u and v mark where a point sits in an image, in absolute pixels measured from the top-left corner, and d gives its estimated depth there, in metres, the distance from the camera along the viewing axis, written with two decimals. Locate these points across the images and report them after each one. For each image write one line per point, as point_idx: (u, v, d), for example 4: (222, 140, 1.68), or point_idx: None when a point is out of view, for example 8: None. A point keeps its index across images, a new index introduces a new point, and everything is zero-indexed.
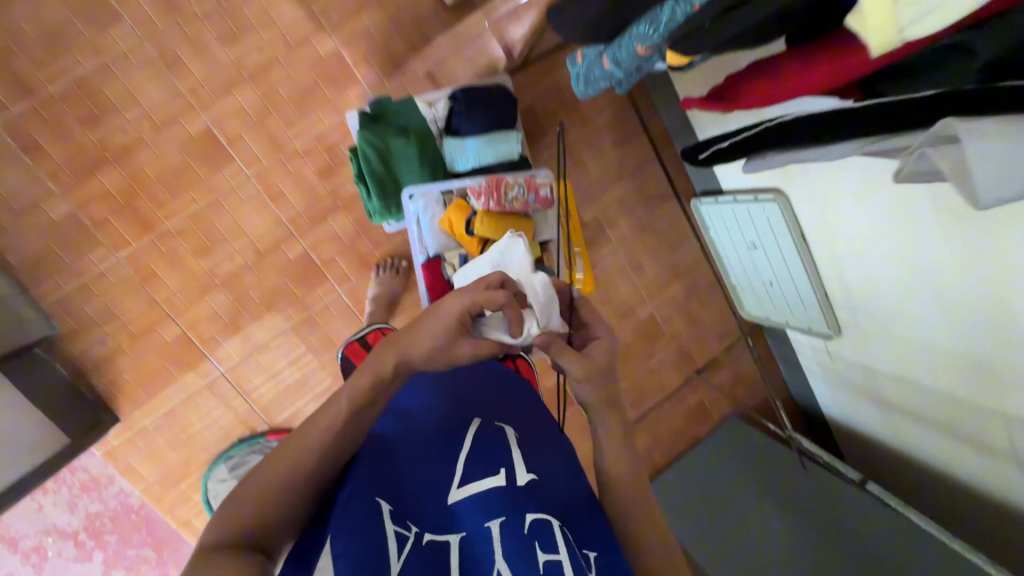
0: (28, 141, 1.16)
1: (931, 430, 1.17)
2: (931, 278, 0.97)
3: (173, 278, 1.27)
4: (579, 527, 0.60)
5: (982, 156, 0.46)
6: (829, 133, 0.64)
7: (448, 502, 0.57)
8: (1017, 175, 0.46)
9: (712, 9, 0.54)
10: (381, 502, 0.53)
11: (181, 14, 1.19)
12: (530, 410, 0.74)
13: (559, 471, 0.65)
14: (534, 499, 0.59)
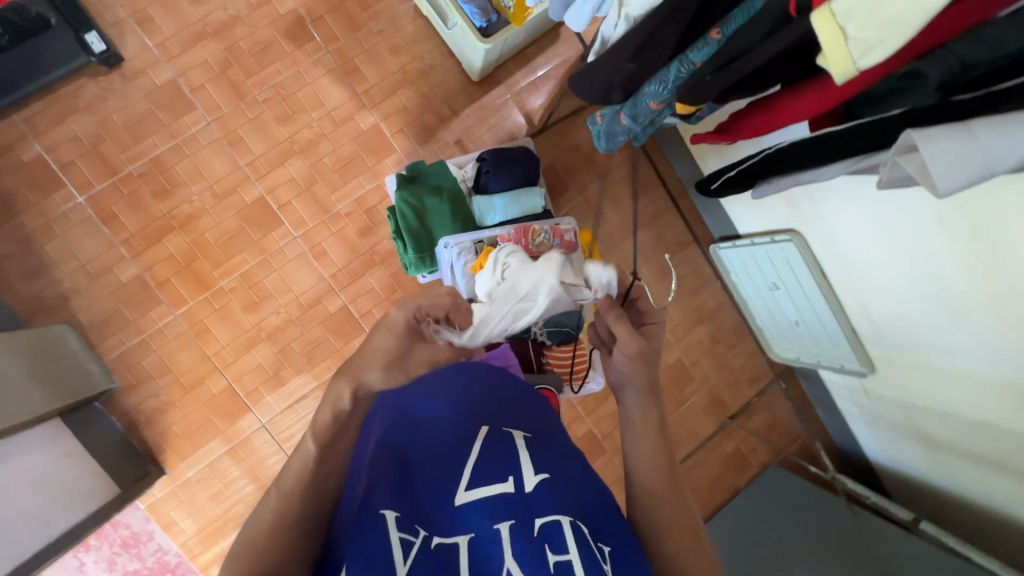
0: (108, 213, 1.32)
1: (982, 466, 1.12)
2: (954, 303, 0.98)
3: (223, 332, 1.36)
4: (596, 526, 0.61)
5: (930, 155, 0.49)
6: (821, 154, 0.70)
7: (456, 504, 0.60)
8: (968, 166, 0.48)
9: (710, 64, 0.63)
10: (387, 511, 0.57)
11: (245, 102, 1.37)
12: (544, 417, 0.75)
13: (570, 471, 0.65)
14: (543, 502, 0.60)
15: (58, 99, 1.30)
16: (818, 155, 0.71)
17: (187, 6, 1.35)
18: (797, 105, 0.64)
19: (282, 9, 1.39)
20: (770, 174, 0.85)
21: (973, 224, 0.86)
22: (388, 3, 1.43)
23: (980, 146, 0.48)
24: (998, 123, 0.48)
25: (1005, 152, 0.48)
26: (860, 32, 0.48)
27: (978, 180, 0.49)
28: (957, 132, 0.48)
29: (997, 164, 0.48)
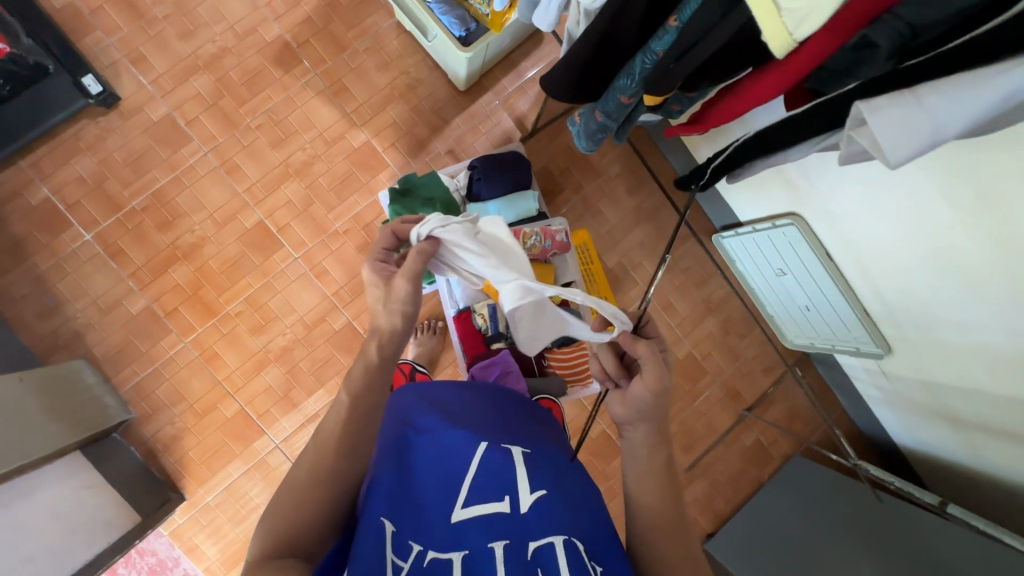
0: (115, 248, 1.35)
1: (1014, 443, 1.07)
2: (969, 275, 0.94)
3: (232, 356, 1.38)
4: (594, 544, 0.60)
5: (879, 119, 0.49)
6: (787, 135, 0.68)
7: (452, 520, 0.60)
8: (918, 129, 0.48)
9: (670, 54, 0.63)
10: (384, 522, 0.58)
11: (239, 130, 1.40)
12: (541, 433, 0.76)
13: (567, 490, 0.66)
14: (539, 522, 0.60)
15: (61, 142, 1.34)
16: (785, 138, 0.69)
17: (177, 41, 1.39)
18: (759, 87, 0.63)
19: (269, 36, 1.42)
20: (745, 162, 0.83)
21: (978, 193, 0.83)
22: (371, 21, 1.45)
23: (927, 114, 0.48)
24: (944, 88, 0.47)
25: (954, 116, 0.47)
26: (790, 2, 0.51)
27: (929, 148, 0.49)
28: (901, 98, 0.48)
29: (948, 127, 0.48)
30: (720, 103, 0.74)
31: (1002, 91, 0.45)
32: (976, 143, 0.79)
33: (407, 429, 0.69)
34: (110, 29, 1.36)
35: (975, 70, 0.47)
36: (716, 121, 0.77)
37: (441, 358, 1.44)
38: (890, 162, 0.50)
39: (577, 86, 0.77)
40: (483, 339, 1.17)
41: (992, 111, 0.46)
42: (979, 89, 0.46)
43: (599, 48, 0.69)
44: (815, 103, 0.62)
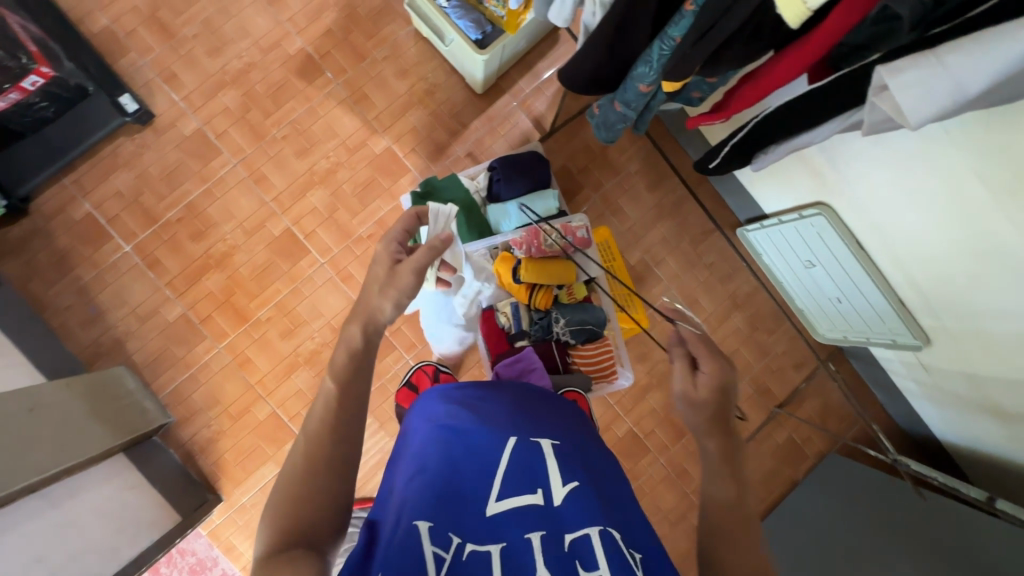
0: (152, 259, 1.41)
1: None
2: (1014, 261, 0.90)
3: (264, 360, 1.42)
4: (631, 534, 0.61)
5: (898, 82, 0.50)
6: (802, 119, 0.69)
7: (488, 514, 0.60)
8: (936, 92, 0.49)
9: (688, 39, 0.62)
10: (420, 521, 0.56)
11: (266, 141, 1.45)
12: (576, 430, 0.76)
13: (597, 482, 0.66)
14: (574, 516, 0.60)
15: (101, 159, 1.41)
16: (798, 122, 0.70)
17: (205, 58, 1.45)
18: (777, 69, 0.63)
19: (292, 50, 1.47)
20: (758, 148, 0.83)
21: (1019, 175, 0.80)
22: (390, 30, 1.48)
23: (948, 71, 0.48)
24: (965, 45, 0.47)
25: (975, 74, 0.47)
26: None
27: (951, 105, 0.50)
28: (920, 60, 0.49)
29: (968, 87, 0.48)
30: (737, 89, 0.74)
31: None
32: (1016, 119, 0.76)
33: (445, 425, 0.69)
34: (144, 50, 1.43)
35: (998, 26, 0.46)
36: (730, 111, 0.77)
37: (466, 359, 1.45)
38: (911, 121, 0.51)
39: (593, 78, 0.77)
40: (506, 337, 1.18)
41: (1013, 67, 0.46)
42: (1000, 44, 0.46)
43: (614, 40, 0.70)
44: (824, 83, 0.62)
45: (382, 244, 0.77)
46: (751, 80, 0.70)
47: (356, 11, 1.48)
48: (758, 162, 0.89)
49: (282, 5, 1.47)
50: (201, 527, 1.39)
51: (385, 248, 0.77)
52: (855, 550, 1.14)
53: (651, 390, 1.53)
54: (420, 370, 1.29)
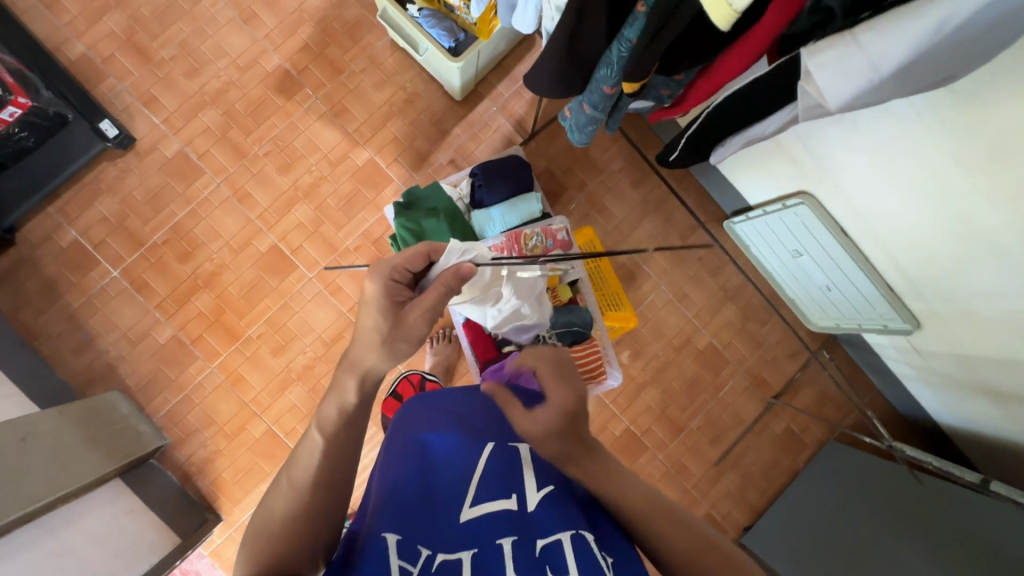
0: (140, 282, 1.42)
1: None
2: (994, 240, 0.90)
3: (257, 378, 1.42)
4: (607, 534, 0.60)
5: (818, 62, 0.54)
6: (770, 98, 0.69)
7: (460, 520, 0.61)
8: (849, 71, 0.53)
9: (640, 42, 0.62)
10: (386, 533, 0.57)
11: (248, 159, 1.46)
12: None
13: (575, 489, 0.65)
14: (546, 520, 0.60)
15: (85, 185, 1.42)
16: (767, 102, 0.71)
17: (184, 80, 1.45)
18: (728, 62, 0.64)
19: (269, 67, 1.47)
20: (721, 135, 0.84)
21: (994, 153, 0.80)
22: (366, 41, 1.49)
23: (863, 51, 0.52)
24: (879, 24, 0.50)
25: (887, 53, 0.51)
26: None
27: (869, 83, 0.53)
28: (837, 39, 0.52)
29: (880, 65, 0.51)
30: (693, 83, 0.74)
31: (928, 25, 0.47)
32: (986, 98, 0.76)
33: (424, 433, 0.68)
34: (122, 75, 1.44)
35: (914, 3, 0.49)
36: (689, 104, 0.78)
37: (458, 366, 1.45)
38: (832, 99, 0.56)
39: (557, 81, 0.78)
40: (493, 343, 1.18)
41: (925, 44, 0.49)
42: (907, 25, 0.48)
43: (572, 44, 0.70)
44: (774, 66, 0.63)
45: (377, 280, 0.72)
46: (705, 74, 0.70)
47: (331, 25, 1.49)
48: (717, 152, 0.89)
49: (258, 23, 1.47)
50: (203, 548, 1.39)
51: (381, 287, 0.72)
52: (860, 540, 1.14)
53: (646, 387, 1.53)
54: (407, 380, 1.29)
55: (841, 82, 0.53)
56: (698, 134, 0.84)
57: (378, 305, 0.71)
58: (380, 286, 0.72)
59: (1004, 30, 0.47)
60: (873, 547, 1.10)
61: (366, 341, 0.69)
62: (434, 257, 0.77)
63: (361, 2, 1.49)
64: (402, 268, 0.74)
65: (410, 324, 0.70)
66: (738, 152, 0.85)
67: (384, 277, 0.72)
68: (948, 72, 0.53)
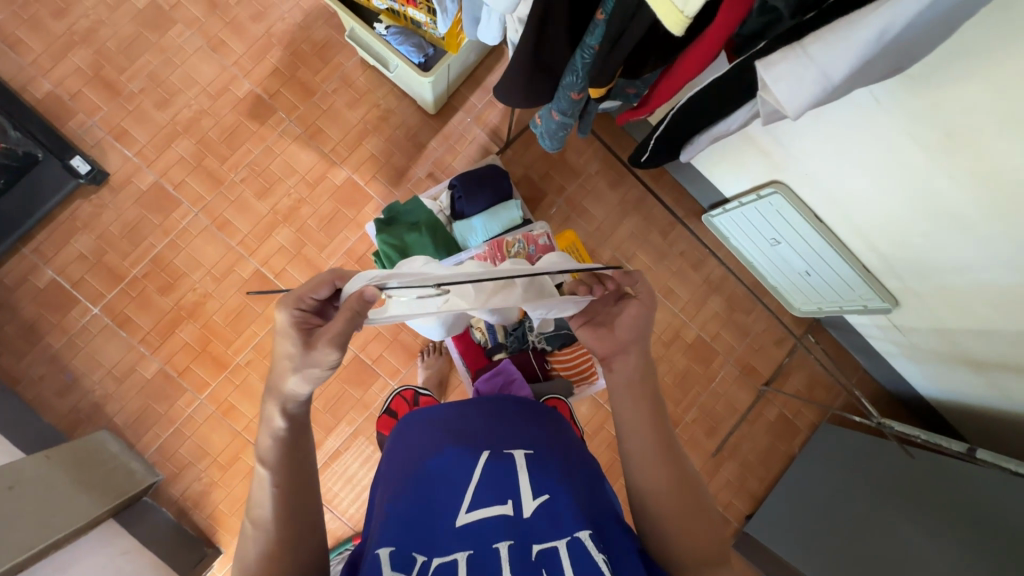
0: (122, 318, 1.40)
1: None
2: (961, 216, 0.93)
3: (249, 405, 1.41)
4: (607, 538, 0.60)
5: (774, 77, 0.54)
6: (731, 98, 0.71)
7: (457, 525, 0.60)
8: (805, 81, 0.53)
9: (603, 47, 0.64)
10: (381, 548, 0.57)
11: (225, 186, 1.45)
12: (555, 439, 0.76)
13: (573, 491, 0.65)
14: (543, 527, 0.60)
15: (59, 224, 1.40)
16: (728, 102, 0.73)
17: (155, 111, 1.45)
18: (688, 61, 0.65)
19: (240, 93, 1.47)
20: (690, 134, 0.85)
21: (950, 132, 0.83)
22: (336, 61, 1.49)
23: (814, 62, 0.52)
24: (828, 33, 0.51)
25: (837, 60, 0.51)
26: None
27: (824, 92, 0.54)
28: (789, 53, 0.53)
29: (833, 74, 0.52)
30: (659, 83, 0.75)
31: (875, 30, 0.48)
32: (937, 80, 0.79)
33: (425, 454, 0.69)
34: (91, 110, 1.43)
35: (855, 12, 0.50)
36: (656, 103, 0.79)
37: (451, 378, 1.45)
38: (789, 109, 0.55)
39: (525, 89, 0.79)
40: (484, 352, 1.19)
41: (872, 49, 0.50)
42: (854, 31, 0.49)
43: (536, 55, 0.72)
44: (733, 66, 0.64)
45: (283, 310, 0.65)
46: (668, 76, 0.72)
47: (300, 48, 1.49)
48: (688, 149, 0.91)
49: (226, 50, 1.47)
50: None
51: (288, 317, 0.64)
52: (863, 521, 1.15)
53: None
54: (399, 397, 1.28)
55: (799, 92, 0.53)
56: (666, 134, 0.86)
57: (288, 333, 0.64)
58: (281, 316, 0.65)
59: (940, 21, 0.49)
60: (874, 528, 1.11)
61: (281, 371, 0.64)
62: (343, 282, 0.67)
63: (329, 23, 1.50)
64: (306, 297, 0.66)
65: (313, 355, 0.62)
66: (707, 148, 0.88)
67: (285, 304, 0.64)
68: (894, 61, 0.55)
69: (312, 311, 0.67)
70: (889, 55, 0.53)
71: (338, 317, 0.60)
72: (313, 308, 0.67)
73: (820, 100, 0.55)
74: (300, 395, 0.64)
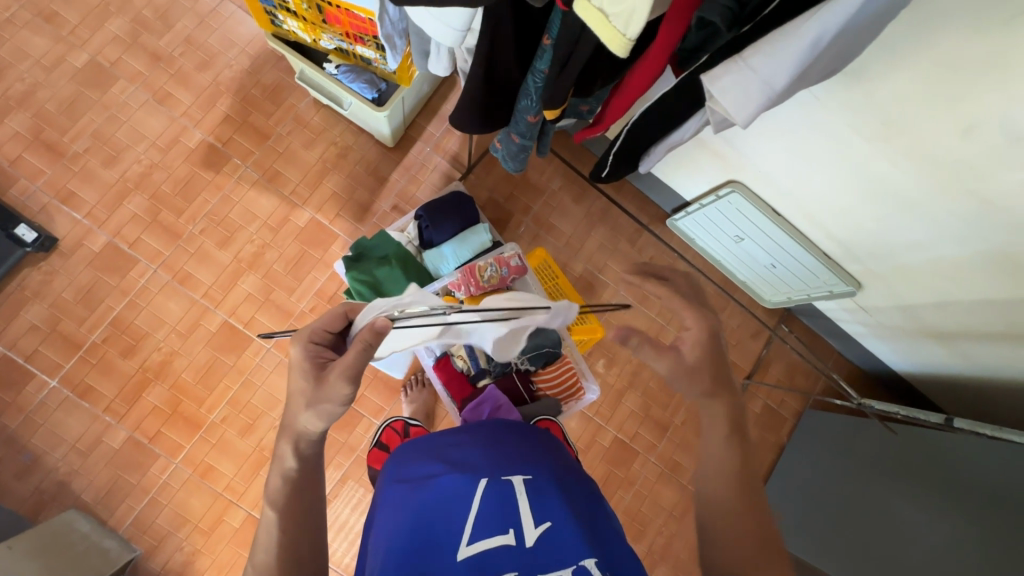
0: (83, 388, 1.32)
1: (1002, 343, 1.13)
2: (907, 198, 0.98)
3: (228, 464, 1.35)
4: (613, 560, 0.59)
5: (720, 89, 0.56)
6: (682, 109, 0.73)
7: (458, 559, 0.58)
8: (750, 91, 0.55)
9: (554, 69, 0.65)
10: None
11: (183, 239, 1.41)
12: (553, 463, 0.74)
13: (575, 516, 0.63)
14: (548, 554, 0.58)
15: (7, 296, 1.33)
16: (681, 111, 0.74)
17: (102, 170, 1.40)
18: (638, 77, 0.67)
19: (192, 143, 1.44)
20: (649, 144, 0.87)
21: (887, 120, 0.88)
22: (288, 103, 1.48)
23: (756, 72, 0.54)
24: (764, 47, 0.53)
25: (778, 69, 0.53)
26: (614, 5, 0.50)
27: (769, 99, 0.56)
28: (731, 65, 0.55)
29: (775, 82, 0.54)
30: (611, 99, 0.76)
31: (810, 36, 0.51)
32: (869, 72, 0.83)
33: (424, 488, 0.68)
34: (34, 175, 1.37)
35: (787, 24, 0.52)
36: (611, 122, 0.81)
37: (437, 409, 1.42)
38: (738, 121, 0.57)
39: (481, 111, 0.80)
40: (468, 380, 1.16)
41: (807, 56, 0.52)
42: (790, 40, 0.52)
43: (489, 81, 0.72)
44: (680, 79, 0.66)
45: (300, 345, 0.70)
46: (619, 93, 0.73)
47: (251, 92, 1.48)
48: (646, 160, 0.93)
49: (173, 101, 1.45)
50: None
51: (303, 351, 0.70)
52: (860, 501, 1.17)
53: (625, 393, 1.54)
54: (388, 429, 1.24)
55: (746, 103, 0.55)
56: (624, 148, 0.88)
57: (303, 366, 0.68)
58: (297, 350, 0.70)
59: (864, 26, 0.53)
60: (874, 505, 1.13)
61: (295, 405, 0.67)
62: (353, 315, 0.75)
63: (278, 66, 1.49)
64: (318, 331, 0.72)
65: (328, 393, 0.65)
66: (664, 158, 0.90)
67: (299, 338, 0.70)
68: (830, 64, 0.59)
69: (325, 344, 0.72)
70: (824, 59, 0.56)
71: (349, 351, 0.66)
72: (326, 341, 0.73)
73: (766, 108, 0.57)
74: (313, 428, 0.66)
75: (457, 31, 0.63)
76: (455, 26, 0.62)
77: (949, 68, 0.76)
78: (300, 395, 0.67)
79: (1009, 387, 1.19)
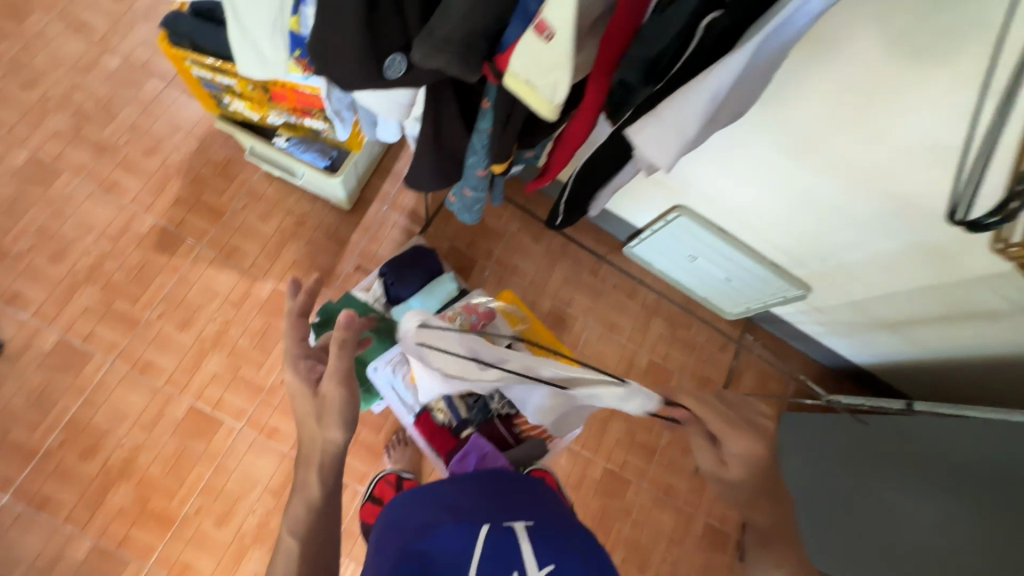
0: (40, 499, 1.24)
1: (946, 324, 1.21)
2: (835, 203, 1.07)
3: (206, 558, 1.27)
4: None
5: (643, 141, 0.62)
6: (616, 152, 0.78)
7: None
8: (666, 141, 0.61)
9: (497, 126, 0.69)
10: None
11: (141, 326, 1.36)
12: (549, 513, 0.74)
13: (581, 562, 0.64)
14: None
15: None
16: (615, 156, 0.79)
17: (49, 267, 1.36)
18: (575, 125, 0.72)
19: (144, 229, 1.42)
20: (592, 192, 0.90)
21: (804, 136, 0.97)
22: (240, 178, 1.49)
23: (669, 125, 0.60)
24: (669, 105, 0.58)
25: (687, 121, 0.59)
26: (540, 79, 0.57)
27: (686, 144, 0.61)
28: (648, 120, 0.61)
29: (688, 130, 0.59)
30: (554, 148, 0.81)
31: (707, 93, 0.56)
32: (783, 98, 0.92)
33: (422, 536, 0.64)
34: None
35: (688, 79, 0.57)
36: (556, 170, 0.85)
37: (423, 466, 1.39)
38: (661, 164, 0.64)
39: (437, 176, 0.83)
40: (451, 432, 1.16)
41: (711, 107, 0.57)
42: (691, 96, 0.57)
43: (437, 141, 0.76)
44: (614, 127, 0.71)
45: (290, 370, 0.75)
46: (560, 142, 0.78)
47: (201, 172, 1.48)
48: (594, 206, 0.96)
49: (121, 189, 1.44)
50: None
51: (295, 374, 0.74)
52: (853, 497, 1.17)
53: (609, 423, 1.55)
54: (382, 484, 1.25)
55: (665, 151, 0.61)
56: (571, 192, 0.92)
57: (304, 386, 0.74)
58: (291, 374, 0.74)
59: (760, 67, 0.57)
60: (870, 500, 1.13)
61: (307, 426, 0.73)
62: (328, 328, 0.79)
63: (227, 143, 1.51)
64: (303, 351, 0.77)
65: (329, 396, 0.70)
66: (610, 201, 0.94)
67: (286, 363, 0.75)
68: (740, 99, 0.63)
69: (312, 362, 0.76)
70: (732, 98, 0.60)
71: (336, 355, 0.70)
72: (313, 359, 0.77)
73: (686, 150, 0.63)
74: (332, 439, 0.71)
75: (403, 104, 0.70)
76: (400, 99, 0.69)
77: (850, 87, 0.85)
78: (308, 415, 0.72)
79: (961, 364, 1.27)
